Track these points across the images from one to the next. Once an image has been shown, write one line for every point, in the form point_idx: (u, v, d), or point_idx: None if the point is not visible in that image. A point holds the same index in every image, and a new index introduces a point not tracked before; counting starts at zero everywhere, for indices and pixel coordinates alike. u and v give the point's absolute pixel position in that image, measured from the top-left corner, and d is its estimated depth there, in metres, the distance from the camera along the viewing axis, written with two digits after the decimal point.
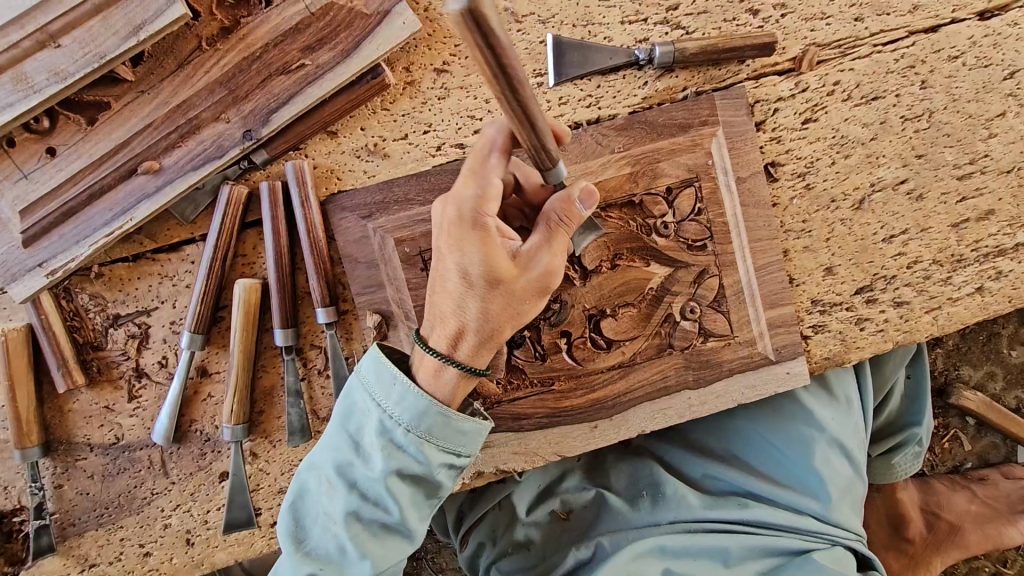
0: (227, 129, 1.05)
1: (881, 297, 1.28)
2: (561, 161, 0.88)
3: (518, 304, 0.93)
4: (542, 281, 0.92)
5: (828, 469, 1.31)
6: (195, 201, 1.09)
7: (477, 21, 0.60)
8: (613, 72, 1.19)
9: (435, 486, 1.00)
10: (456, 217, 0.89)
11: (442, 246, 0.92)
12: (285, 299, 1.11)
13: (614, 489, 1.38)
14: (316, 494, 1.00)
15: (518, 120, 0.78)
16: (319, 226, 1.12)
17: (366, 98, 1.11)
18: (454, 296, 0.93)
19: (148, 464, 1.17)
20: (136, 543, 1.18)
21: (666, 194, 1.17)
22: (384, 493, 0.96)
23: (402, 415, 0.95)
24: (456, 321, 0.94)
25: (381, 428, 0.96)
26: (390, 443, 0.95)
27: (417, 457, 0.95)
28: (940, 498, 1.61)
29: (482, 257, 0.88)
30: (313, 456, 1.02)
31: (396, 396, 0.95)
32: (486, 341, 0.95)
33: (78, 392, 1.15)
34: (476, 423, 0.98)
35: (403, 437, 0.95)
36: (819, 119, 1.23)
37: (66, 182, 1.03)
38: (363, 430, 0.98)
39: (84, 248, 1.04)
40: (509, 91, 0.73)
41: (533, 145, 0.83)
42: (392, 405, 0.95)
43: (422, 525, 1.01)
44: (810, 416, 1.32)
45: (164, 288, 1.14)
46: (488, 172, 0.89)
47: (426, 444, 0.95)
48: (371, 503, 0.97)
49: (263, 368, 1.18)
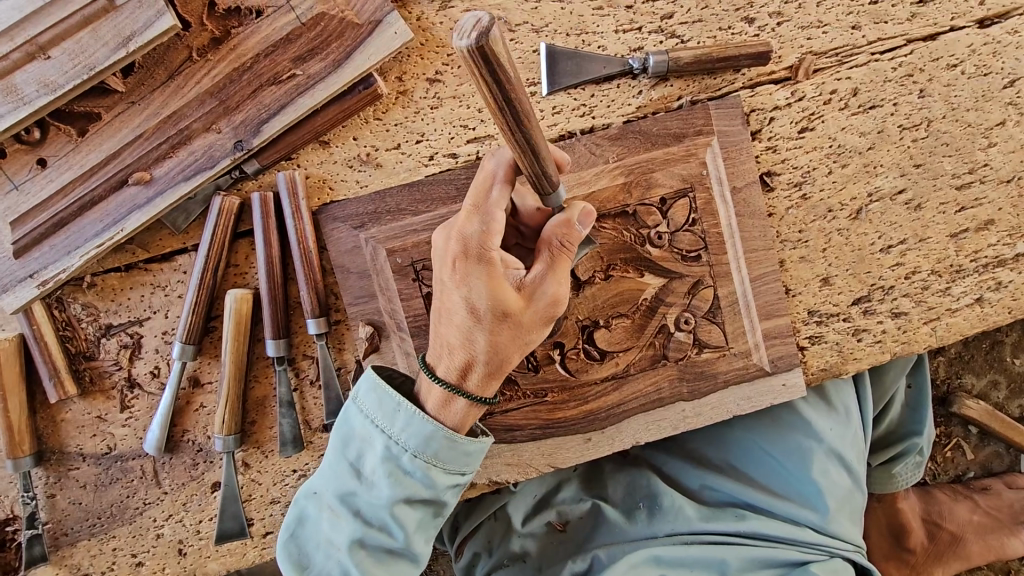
0: (219, 139, 1.05)
1: (879, 308, 1.27)
2: (562, 188, 0.88)
3: (525, 334, 0.93)
4: (549, 309, 0.93)
5: (829, 482, 1.30)
6: (186, 212, 1.08)
7: (486, 57, 0.62)
8: (607, 82, 1.18)
9: (439, 506, 1.00)
10: (461, 252, 0.89)
11: (446, 280, 0.92)
12: (277, 309, 1.11)
13: (611, 500, 1.36)
14: (319, 519, 1.00)
15: (524, 152, 0.79)
16: (310, 236, 1.11)
17: (357, 108, 1.10)
18: (461, 328, 0.92)
19: (140, 474, 1.17)
20: (129, 553, 1.18)
21: (660, 205, 1.16)
22: (390, 519, 0.96)
23: (407, 441, 0.95)
24: (465, 353, 0.94)
25: (386, 454, 0.95)
26: (397, 470, 0.95)
27: (423, 482, 0.96)
28: (941, 508, 1.59)
29: (488, 290, 0.88)
30: (313, 483, 1.02)
31: (402, 422, 0.95)
32: (496, 372, 0.95)
33: (70, 402, 1.15)
34: (479, 442, 0.98)
35: (409, 462, 0.95)
36: (815, 128, 1.22)
37: (57, 193, 1.03)
38: (367, 457, 0.97)
39: (75, 259, 1.04)
40: (515, 124, 0.73)
41: (536, 173, 0.83)
42: (398, 430, 0.95)
43: (426, 546, 1.01)
44: (810, 430, 1.31)
45: (156, 298, 1.14)
46: (491, 207, 0.88)
47: (433, 470, 0.95)
48: (375, 529, 0.97)
49: (256, 378, 1.18)
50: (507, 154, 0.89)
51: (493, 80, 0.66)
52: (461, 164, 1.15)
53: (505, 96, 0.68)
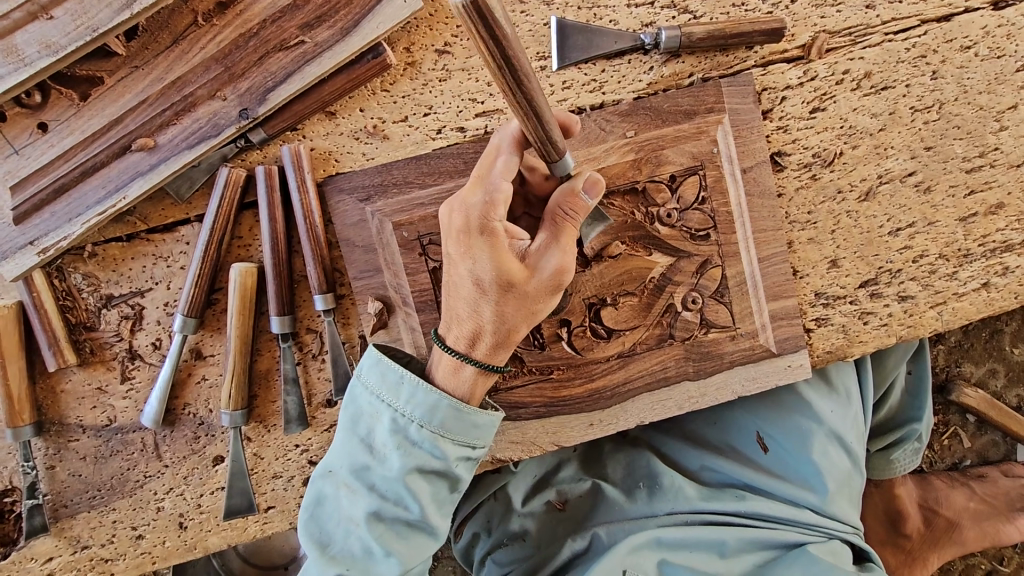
0: (224, 107, 1.03)
1: (885, 291, 1.26)
2: (568, 153, 0.87)
3: (531, 303, 0.92)
4: (555, 279, 0.91)
5: (827, 462, 1.30)
6: (190, 179, 1.06)
7: (481, 13, 0.62)
8: (618, 57, 1.16)
9: (455, 480, 1.00)
10: (464, 224, 0.89)
11: (452, 253, 0.92)
12: (281, 285, 1.10)
13: (611, 480, 1.36)
14: (335, 494, 0.99)
15: (527, 117, 0.79)
16: (316, 211, 1.10)
17: (366, 78, 1.08)
18: (468, 300, 0.93)
19: (141, 446, 1.16)
20: (129, 526, 1.17)
21: (670, 182, 1.15)
22: (405, 491, 0.95)
23: (413, 412, 0.95)
24: (472, 323, 0.94)
25: (394, 427, 0.95)
26: (405, 442, 0.95)
27: (433, 453, 0.95)
28: (938, 494, 1.60)
29: (491, 259, 0.88)
30: (327, 462, 1.01)
31: (406, 395, 0.95)
32: (502, 342, 0.95)
33: (70, 372, 1.14)
34: (488, 414, 0.97)
35: (417, 434, 0.95)
36: (827, 108, 1.21)
37: (58, 158, 1.02)
38: (376, 432, 0.97)
39: (76, 226, 1.02)
40: (516, 83, 0.73)
41: (540, 138, 0.82)
42: (404, 403, 0.95)
43: (443, 520, 1.00)
44: (809, 410, 1.31)
45: (158, 269, 1.12)
46: (495, 177, 0.89)
47: (444, 441, 0.95)
48: (391, 503, 0.96)
49: (259, 352, 1.16)
50: (512, 129, 0.92)
51: (490, 37, 0.65)
52: (469, 138, 1.14)
53: (505, 57, 0.68)
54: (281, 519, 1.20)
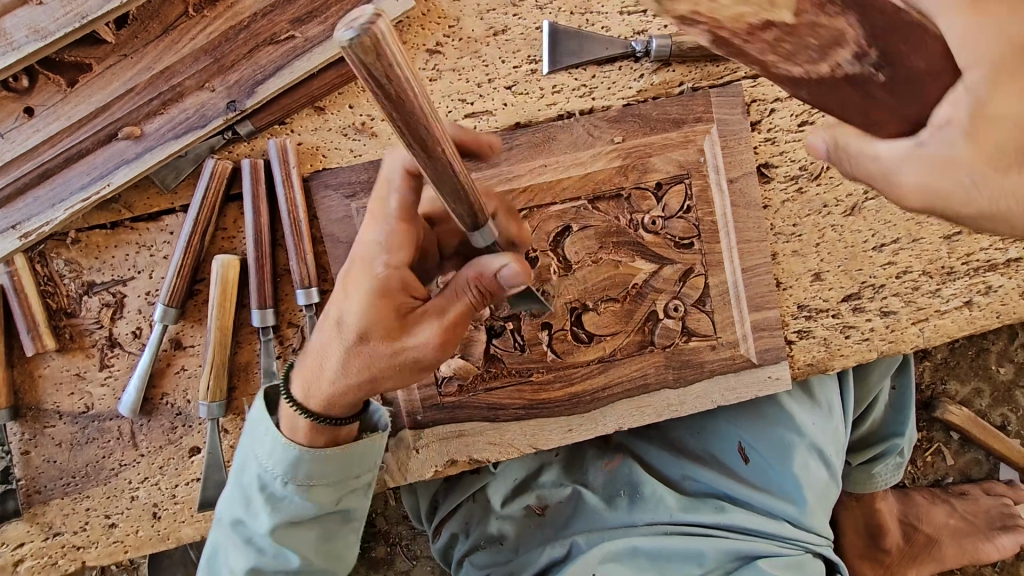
0: (211, 98, 1.03)
1: (868, 306, 1.27)
2: (493, 222, 0.77)
3: (388, 372, 0.86)
4: (420, 356, 0.85)
5: (807, 475, 1.31)
6: (176, 169, 1.06)
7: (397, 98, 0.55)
8: (608, 63, 1.16)
9: (343, 492, 1.00)
10: (363, 259, 0.86)
11: (342, 279, 0.88)
12: (263, 278, 1.10)
13: (591, 486, 1.35)
14: (235, 495, 0.99)
15: (452, 196, 0.69)
16: (301, 204, 1.10)
17: (356, 75, 1.09)
18: (327, 339, 0.88)
19: (117, 435, 1.16)
20: (102, 514, 1.17)
21: (655, 189, 1.16)
22: (294, 500, 0.96)
23: (312, 427, 0.93)
24: (320, 365, 0.89)
25: (292, 439, 0.94)
26: (299, 454, 0.94)
27: (328, 464, 0.95)
28: (919, 511, 1.60)
29: (359, 307, 0.84)
30: (236, 461, 1.00)
31: (307, 407, 0.93)
32: (367, 391, 0.89)
33: (49, 357, 1.13)
34: (381, 433, 0.98)
35: (311, 447, 0.93)
36: (816, 122, 1.21)
37: (44, 143, 1.01)
38: (268, 464, 0.95)
39: (59, 212, 1.02)
40: (422, 155, 0.63)
41: (457, 211, 0.73)
42: (302, 415, 0.93)
43: (326, 526, 1.02)
44: (791, 423, 1.31)
45: (141, 257, 1.12)
46: (387, 215, 0.85)
47: (331, 475, 0.96)
48: (280, 509, 0.96)
49: (240, 344, 1.16)
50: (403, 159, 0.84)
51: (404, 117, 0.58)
52: None
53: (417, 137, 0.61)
54: None
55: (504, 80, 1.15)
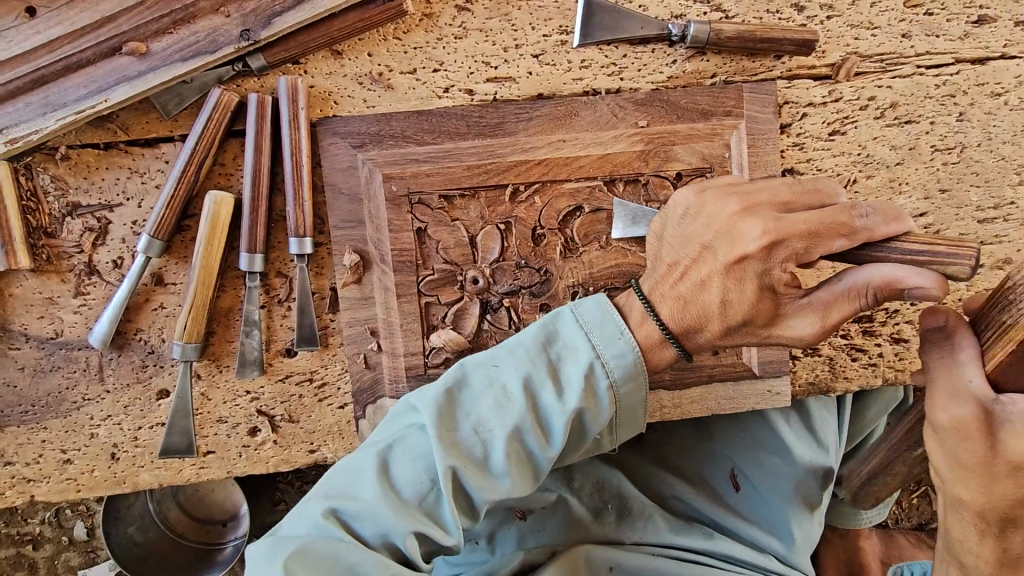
0: (224, 24, 0.99)
1: (879, 330, 1.22)
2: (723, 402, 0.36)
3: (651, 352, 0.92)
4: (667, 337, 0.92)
5: (797, 512, 1.27)
6: (179, 96, 1.02)
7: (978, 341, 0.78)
8: (642, 44, 1.11)
9: (577, 442, 0.92)
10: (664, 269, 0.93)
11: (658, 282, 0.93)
12: (256, 221, 1.05)
13: (577, 494, 1.23)
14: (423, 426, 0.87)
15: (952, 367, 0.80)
16: (306, 149, 1.05)
17: (378, 21, 1.04)
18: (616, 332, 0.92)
19: (84, 366, 1.11)
20: (58, 449, 1.13)
21: (675, 179, 1.11)
22: (553, 432, 0.87)
23: (615, 368, 0.89)
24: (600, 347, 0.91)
25: (592, 371, 0.88)
26: (595, 387, 0.88)
27: (603, 404, 0.89)
28: (902, 553, 1.55)
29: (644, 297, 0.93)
30: (452, 378, 0.90)
31: (614, 346, 0.89)
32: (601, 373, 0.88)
33: (21, 276, 1.08)
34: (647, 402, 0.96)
35: (606, 388, 0.88)
36: (847, 132, 1.17)
37: (42, 47, 0.97)
38: (524, 368, 0.88)
39: (51, 121, 0.98)
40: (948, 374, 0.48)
41: None
42: (609, 354, 0.89)
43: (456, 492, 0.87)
44: (787, 455, 1.27)
45: (132, 184, 1.07)
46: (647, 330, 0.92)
47: (556, 417, 0.87)
48: (528, 442, 0.87)
49: (224, 288, 1.11)
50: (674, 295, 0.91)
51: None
52: (476, 102, 1.10)
53: None
54: (219, 466, 1.17)
55: (532, 47, 1.10)
